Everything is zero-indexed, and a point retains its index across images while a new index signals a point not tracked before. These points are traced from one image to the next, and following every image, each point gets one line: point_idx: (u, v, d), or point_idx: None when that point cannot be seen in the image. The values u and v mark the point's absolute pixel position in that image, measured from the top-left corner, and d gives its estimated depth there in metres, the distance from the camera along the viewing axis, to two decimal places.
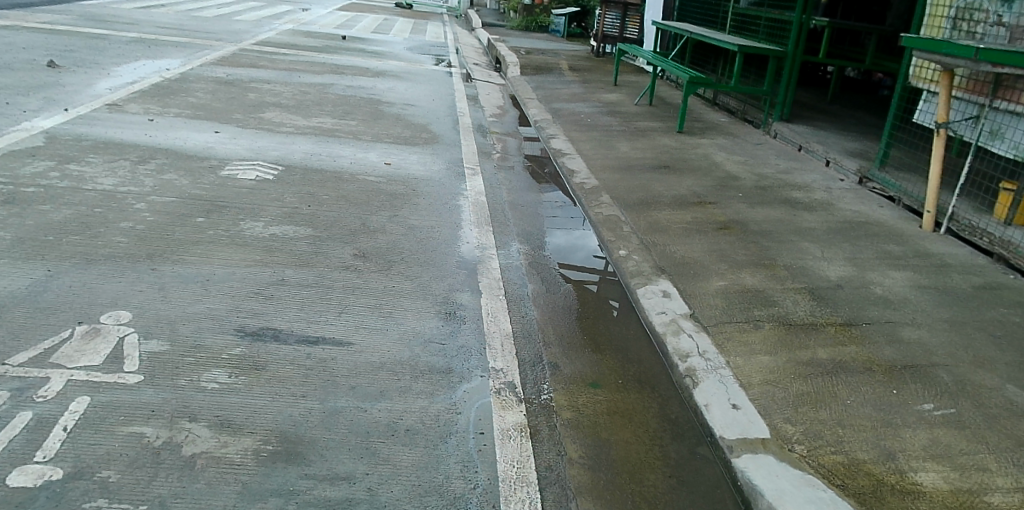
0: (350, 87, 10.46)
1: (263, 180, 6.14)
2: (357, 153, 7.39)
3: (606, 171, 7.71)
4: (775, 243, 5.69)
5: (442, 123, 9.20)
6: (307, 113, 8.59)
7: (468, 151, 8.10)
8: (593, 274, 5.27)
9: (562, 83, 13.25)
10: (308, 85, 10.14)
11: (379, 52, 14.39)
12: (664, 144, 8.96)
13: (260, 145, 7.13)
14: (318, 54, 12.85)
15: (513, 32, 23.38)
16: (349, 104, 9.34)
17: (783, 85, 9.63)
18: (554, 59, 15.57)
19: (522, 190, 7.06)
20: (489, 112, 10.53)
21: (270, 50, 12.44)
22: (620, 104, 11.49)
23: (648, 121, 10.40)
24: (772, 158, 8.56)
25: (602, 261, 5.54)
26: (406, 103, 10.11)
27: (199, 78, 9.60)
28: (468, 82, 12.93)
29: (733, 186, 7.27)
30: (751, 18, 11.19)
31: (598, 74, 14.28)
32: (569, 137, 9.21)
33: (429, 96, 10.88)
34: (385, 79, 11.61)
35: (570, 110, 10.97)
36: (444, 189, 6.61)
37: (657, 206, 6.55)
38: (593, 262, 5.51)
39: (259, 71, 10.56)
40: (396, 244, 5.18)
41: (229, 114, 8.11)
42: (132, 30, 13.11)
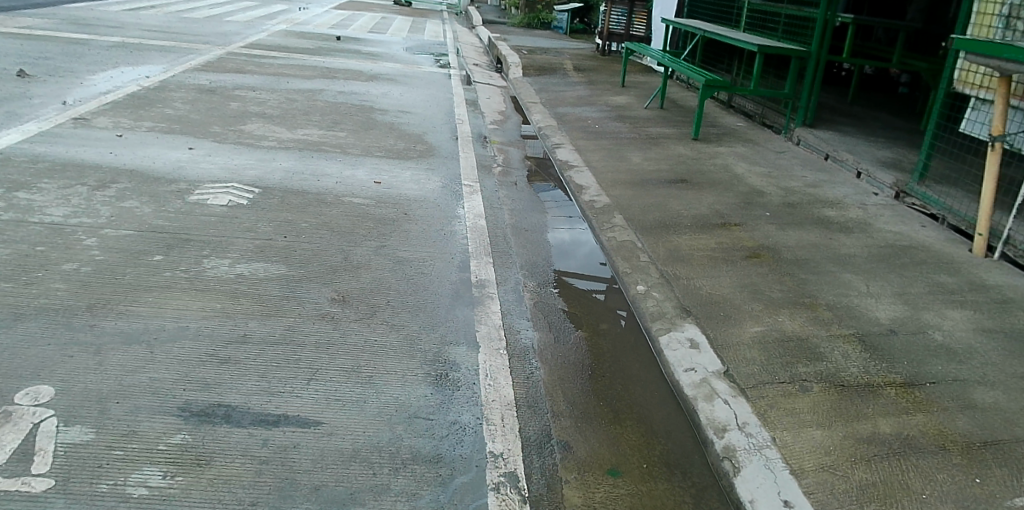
0: (341, 93, 9.82)
1: (236, 205, 5.48)
2: (343, 170, 6.74)
3: (618, 186, 7.02)
4: (813, 276, 5.01)
5: (439, 132, 8.54)
6: (292, 124, 7.96)
7: (466, 165, 7.44)
8: (597, 283, 5.10)
9: (567, 84, 12.57)
10: (296, 92, 9.50)
11: (375, 53, 13.71)
12: (680, 153, 8.27)
13: (237, 163, 6.50)
14: (310, 57, 12.20)
15: (516, 30, 22.63)
16: (338, 113, 8.68)
17: (806, 87, 8.92)
18: (559, 59, 14.85)
19: (526, 211, 6.38)
20: (489, 118, 9.85)
21: (259, 53, 11.79)
22: (630, 108, 10.79)
23: (660, 126, 9.71)
24: (798, 169, 7.85)
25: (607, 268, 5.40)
26: (400, 109, 9.45)
27: (178, 87, 8.99)
28: (468, 85, 12.24)
29: (758, 203, 6.58)
30: (769, 16, 10.44)
31: (605, 75, 13.56)
32: (576, 147, 8.53)
33: (426, 102, 10.21)
34: (379, 83, 10.95)
35: (576, 115, 10.27)
36: (439, 210, 5.96)
37: (675, 229, 5.87)
38: (599, 270, 5.35)
39: (244, 77, 9.95)
40: (380, 284, 4.51)
41: (207, 127, 7.47)
42: (115, 34, 12.49)
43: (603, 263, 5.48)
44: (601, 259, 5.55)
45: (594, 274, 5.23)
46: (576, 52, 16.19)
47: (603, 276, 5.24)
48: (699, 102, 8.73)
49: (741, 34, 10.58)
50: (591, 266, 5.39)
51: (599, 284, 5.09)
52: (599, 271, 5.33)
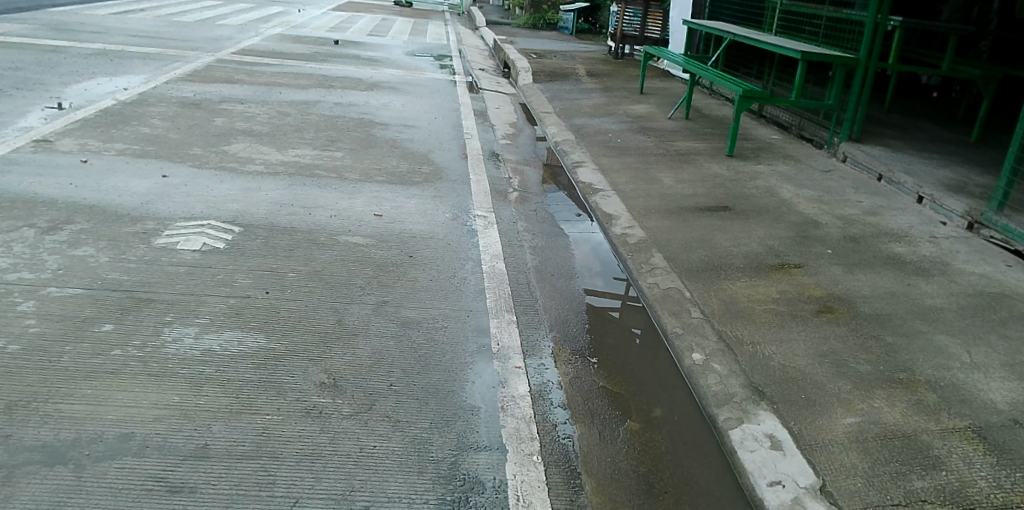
0: (337, 106, 9.02)
1: (210, 250, 4.66)
2: (338, 198, 5.91)
3: (651, 214, 6.17)
4: (901, 339, 4.17)
5: (446, 151, 7.72)
6: (283, 143, 7.15)
7: (478, 190, 6.60)
8: (613, 299, 4.84)
9: (581, 92, 11.74)
10: (288, 105, 8.70)
11: (375, 59, 12.90)
12: (715, 172, 7.42)
13: (217, 192, 5.70)
14: (305, 64, 11.40)
15: (521, 31, 21.76)
16: (334, 130, 7.87)
17: (852, 99, 8.07)
18: (570, 64, 13.98)
19: (550, 248, 5.53)
20: (501, 132, 9.02)
21: (251, 61, 11.00)
22: (653, 118, 9.93)
23: (688, 139, 8.87)
24: (850, 191, 6.99)
25: (624, 283, 5.11)
26: (403, 123, 8.63)
27: (159, 101, 8.21)
28: (475, 92, 11.40)
29: (814, 236, 5.75)
30: (807, 18, 9.56)
31: (621, 81, 12.70)
32: (598, 164, 7.68)
33: (430, 114, 9.37)
34: (379, 93, 10.13)
35: (595, 127, 9.43)
36: (449, 251, 5.12)
37: (726, 272, 5.03)
38: (617, 285, 5.06)
39: (231, 89, 9.17)
40: (382, 358, 3.66)
41: (186, 149, 6.67)
42: (97, 41, 11.74)
43: (618, 277, 5.19)
44: (619, 272, 5.26)
45: (610, 290, 4.95)
46: (587, 56, 15.31)
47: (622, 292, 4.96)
48: (735, 115, 7.85)
49: (776, 39, 9.69)
50: (607, 281, 5.10)
51: (617, 301, 4.82)
52: (615, 285, 5.06)
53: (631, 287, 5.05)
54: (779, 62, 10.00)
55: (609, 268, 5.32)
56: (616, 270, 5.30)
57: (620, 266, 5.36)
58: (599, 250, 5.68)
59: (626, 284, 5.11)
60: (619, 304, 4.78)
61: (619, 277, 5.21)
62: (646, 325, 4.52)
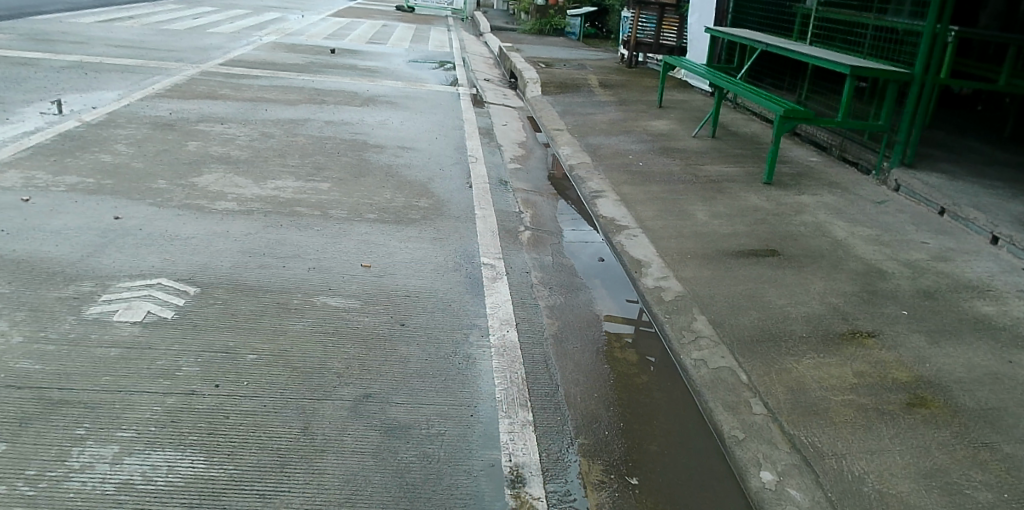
0: (329, 126, 8.16)
1: (154, 323, 3.77)
2: (319, 244, 5.02)
3: (686, 260, 5.26)
4: (1021, 450, 3.30)
5: (447, 179, 6.85)
6: (263, 174, 6.27)
7: (484, 229, 5.69)
8: (623, 325, 4.44)
9: (595, 106, 10.85)
10: (274, 126, 7.84)
11: (374, 70, 12.05)
12: (753, 204, 6.50)
13: (177, 239, 4.83)
14: (296, 77, 10.55)
15: (528, 37, 20.86)
16: (322, 156, 7.01)
17: (904, 119, 7.10)
18: (581, 74, 13.07)
19: (570, 305, 4.62)
20: (509, 153, 8.14)
21: (238, 76, 10.18)
22: (676, 136, 9.02)
23: (718, 161, 7.96)
24: (912, 229, 6.06)
25: (637, 305, 4.73)
26: (401, 146, 7.75)
27: (128, 123, 7.35)
28: (480, 107, 10.52)
29: (882, 291, 4.85)
30: (850, 27, 8.63)
31: (637, 93, 11.78)
32: (620, 194, 6.77)
33: (431, 134, 8.48)
34: (376, 110, 9.25)
35: (613, 146, 8.51)
36: (450, 315, 4.23)
37: (786, 344, 4.14)
38: (630, 309, 4.67)
39: (212, 108, 8.31)
40: (358, 488, 2.83)
41: (148, 181, 5.82)
42: (74, 52, 10.92)
43: (631, 299, 4.80)
44: (631, 295, 4.87)
45: (622, 316, 4.55)
46: (599, 65, 14.40)
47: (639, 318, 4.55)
48: (775, 138, 6.91)
49: (815, 50, 8.76)
50: (619, 305, 4.71)
51: (628, 327, 4.43)
52: (628, 309, 4.66)
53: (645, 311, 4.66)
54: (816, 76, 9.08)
55: (620, 291, 4.91)
56: (628, 292, 4.90)
57: (632, 288, 4.95)
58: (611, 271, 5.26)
59: (639, 307, 4.71)
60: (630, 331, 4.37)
61: (632, 299, 4.82)
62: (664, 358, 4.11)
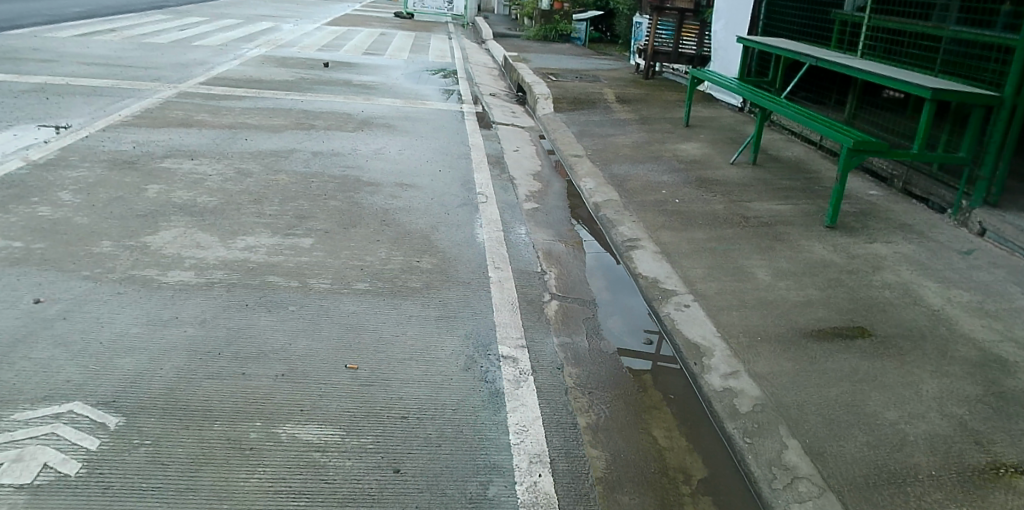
0: (316, 160, 7.14)
1: (48, 487, 2.72)
2: (293, 331, 3.95)
3: (755, 346, 4.20)
4: None
5: (453, 226, 5.79)
6: (231, 229, 5.23)
7: (501, 300, 4.58)
8: (641, 361, 4.12)
9: (615, 125, 9.79)
10: (252, 162, 6.82)
11: (370, 89, 11.03)
12: (820, 257, 5.43)
13: (112, 330, 3.79)
14: (283, 102, 9.58)
15: (533, 44, 19.81)
16: (304, 201, 5.96)
17: (994, 150, 6.10)
18: (596, 86, 11.99)
19: (617, 423, 3.50)
20: (523, 187, 7.08)
21: (218, 101, 9.17)
22: (712, 162, 7.93)
23: (766, 195, 6.88)
24: (1019, 292, 4.99)
25: (657, 337, 4.43)
26: (399, 182, 6.70)
27: (81, 162, 6.35)
28: (487, 128, 9.46)
29: (1013, 393, 3.79)
30: (915, 40, 7.52)
31: (660, 109, 10.71)
32: (658, 243, 5.69)
33: (435, 165, 7.42)
34: (372, 139, 8.23)
35: (642, 176, 7.42)
36: (461, 445, 3.16)
37: (912, 489, 3.07)
38: (648, 341, 4.38)
39: (182, 141, 7.28)
40: None
41: (89, 243, 4.78)
42: (40, 73, 9.92)
43: (649, 330, 4.50)
44: (649, 325, 4.57)
45: (642, 351, 4.24)
46: (613, 76, 13.30)
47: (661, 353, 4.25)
48: (841, 174, 5.82)
49: (875, 66, 7.66)
50: (637, 337, 4.41)
51: (645, 364, 4.10)
52: (647, 342, 4.36)
53: (667, 344, 4.36)
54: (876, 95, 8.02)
55: (638, 321, 4.62)
56: (646, 322, 4.60)
57: (651, 318, 4.66)
58: (630, 302, 4.88)
59: (659, 339, 4.42)
60: (649, 369, 4.05)
61: (650, 330, 4.52)
62: (690, 401, 3.80)
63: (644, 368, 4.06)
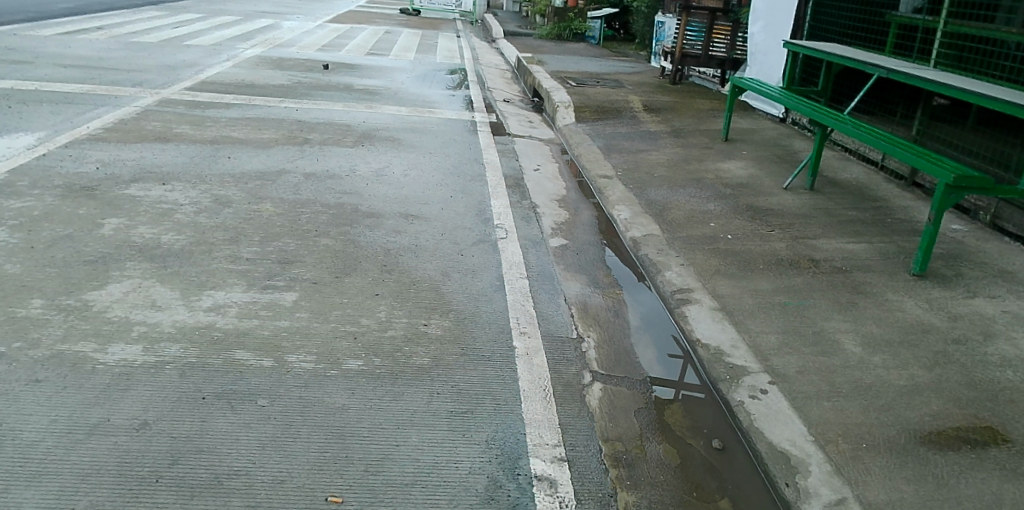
0: (307, 184, 6.22)
1: None
2: (258, 438, 3.00)
3: (863, 458, 3.23)
4: None
5: (467, 272, 4.83)
6: (197, 279, 4.30)
7: (529, 383, 3.59)
8: (663, 388, 3.76)
9: (645, 138, 8.80)
10: (232, 189, 5.90)
11: (372, 98, 10.11)
12: (915, 320, 4.45)
13: (16, 441, 2.87)
14: (276, 112, 8.70)
15: (547, 44, 18.84)
16: (289, 239, 5.03)
17: None
18: (620, 93, 11.00)
19: None
20: (547, 217, 6.11)
21: (201, 113, 8.26)
22: (762, 186, 6.94)
23: (832, 230, 5.89)
24: None
25: (681, 361, 4.08)
26: (402, 213, 5.76)
27: (32, 189, 5.45)
28: (503, 143, 8.51)
29: None
30: (1016, 52, 6.50)
31: (693, 119, 9.71)
32: (716, 295, 4.71)
33: (445, 190, 6.46)
34: (373, 157, 7.29)
35: (683, 203, 6.44)
36: None
37: None
38: (697, 401, 3.72)
39: (153, 162, 6.37)
40: None
41: (14, 300, 3.86)
42: (8, 77, 9.03)
43: (673, 353, 4.15)
44: (672, 348, 4.21)
45: (666, 377, 3.88)
46: (636, 81, 12.31)
47: (687, 380, 3.91)
48: (935, 215, 4.86)
49: (957, 80, 6.67)
50: (661, 362, 4.04)
51: (669, 391, 3.74)
52: (672, 367, 4.01)
53: (692, 369, 4.02)
54: (958, 113, 7.01)
55: (659, 342, 4.26)
56: (668, 345, 4.24)
57: (674, 340, 4.31)
58: (672, 350, 4.19)
59: (683, 364, 4.07)
60: (674, 397, 3.69)
61: (674, 353, 4.17)
62: (723, 436, 3.46)
63: (668, 397, 3.70)
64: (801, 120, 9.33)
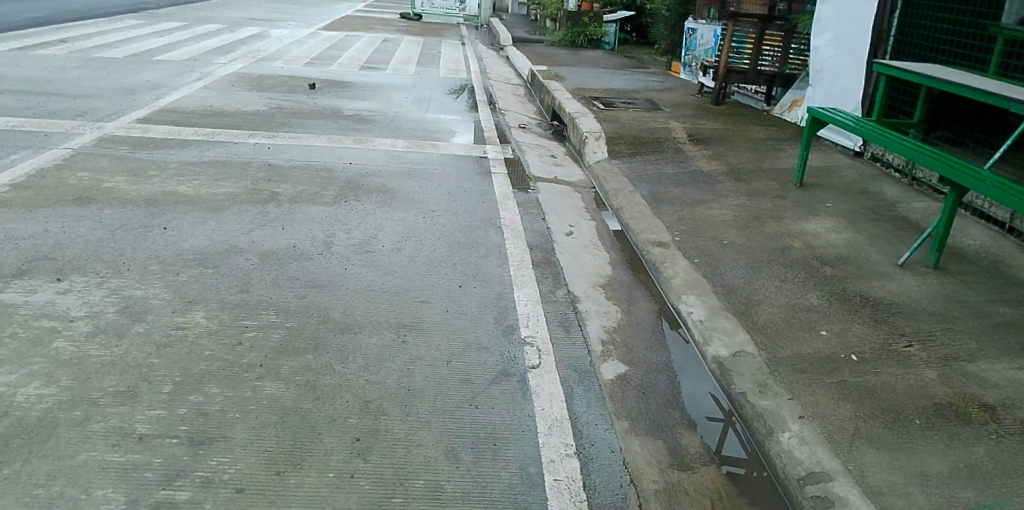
0: (261, 272, 4.58)
1: None
2: None
3: None
4: None
5: (486, 443, 3.17)
6: (46, 497, 2.67)
7: None
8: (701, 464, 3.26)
9: (699, 181, 7.12)
10: (153, 286, 4.26)
11: (363, 129, 8.48)
12: None
13: None
14: (241, 154, 7.08)
15: (561, 52, 17.14)
16: (211, 385, 3.38)
17: None
18: (657, 117, 9.31)
19: None
20: (593, 317, 4.44)
21: (144, 159, 6.65)
22: (869, 263, 5.27)
23: (991, 344, 4.22)
24: None
25: (722, 426, 3.59)
26: (391, 321, 4.09)
27: None
28: (522, 191, 6.85)
29: None
30: None
31: (751, 153, 8.02)
32: (868, 492, 3.05)
33: (451, 275, 4.78)
34: (357, 219, 5.64)
35: (774, 294, 4.76)
36: None
37: None
38: None
39: (55, 240, 4.75)
40: None
41: None
42: None
43: (712, 416, 3.64)
44: (710, 408, 3.71)
45: (705, 446, 3.39)
46: (671, 101, 10.61)
47: (730, 450, 3.42)
48: None
49: None
50: (700, 427, 3.53)
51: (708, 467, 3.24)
52: (713, 432, 3.51)
53: (734, 436, 3.54)
54: None
55: (721, 445, 3.43)
56: (706, 404, 3.73)
57: (770, 497, 3.15)
58: None
59: (725, 429, 3.57)
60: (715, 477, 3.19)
61: (713, 415, 3.67)
62: None
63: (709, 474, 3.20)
64: (886, 157, 7.67)
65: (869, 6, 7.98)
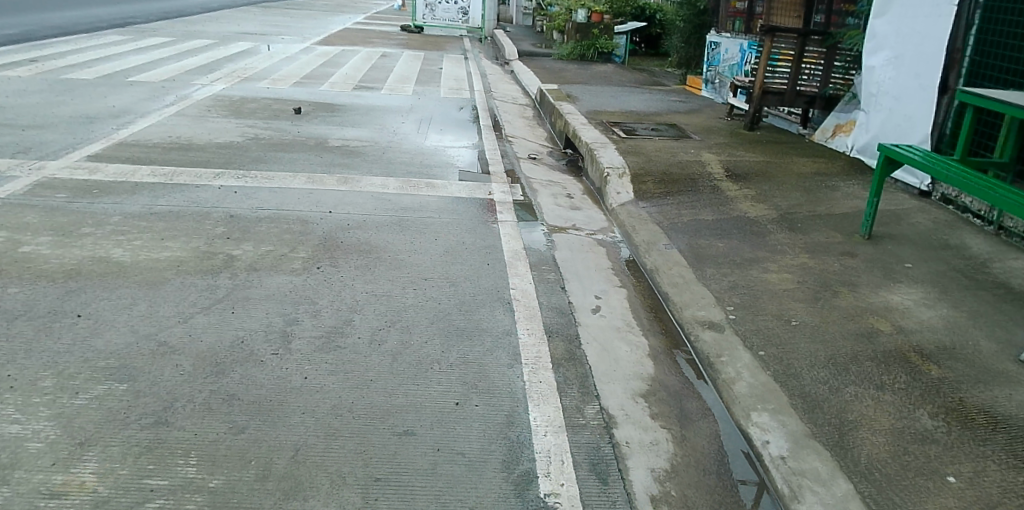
0: (191, 388, 3.44)
1: None
2: None
3: None
4: None
5: None
6: None
7: None
8: None
9: (746, 231, 5.96)
10: (38, 418, 3.13)
11: (349, 165, 7.35)
12: None
13: None
14: (201, 202, 5.96)
15: (571, 68, 16.00)
16: None
17: None
18: (687, 148, 8.16)
19: None
20: (637, 452, 3.29)
21: (79, 211, 5.53)
22: (983, 359, 4.12)
23: None
24: None
25: (756, 489, 3.17)
26: (360, 473, 2.95)
27: None
28: (536, 246, 5.71)
29: None
30: None
31: (803, 193, 6.86)
32: None
33: (447, 383, 3.63)
34: (331, 293, 4.50)
35: (872, 415, 3.61)
36: None
37: None
38: None
39: None
40: None
41: None
42: None
43: (745, 479, 3.23)
44: None
45: None
46: (699, 125, 9.46)
47: None
48: None
49: None
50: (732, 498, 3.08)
51: None
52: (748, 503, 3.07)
53: (771, 501, 3.12)
54: None
55: None
56: None
57: None
58: None
59: (760, 494, 3.14)
60: None
61: (746, 478, 3.24)
62: None
63: None
64: (965, 200, 6.48)
65: (940, 21, 6.68)
